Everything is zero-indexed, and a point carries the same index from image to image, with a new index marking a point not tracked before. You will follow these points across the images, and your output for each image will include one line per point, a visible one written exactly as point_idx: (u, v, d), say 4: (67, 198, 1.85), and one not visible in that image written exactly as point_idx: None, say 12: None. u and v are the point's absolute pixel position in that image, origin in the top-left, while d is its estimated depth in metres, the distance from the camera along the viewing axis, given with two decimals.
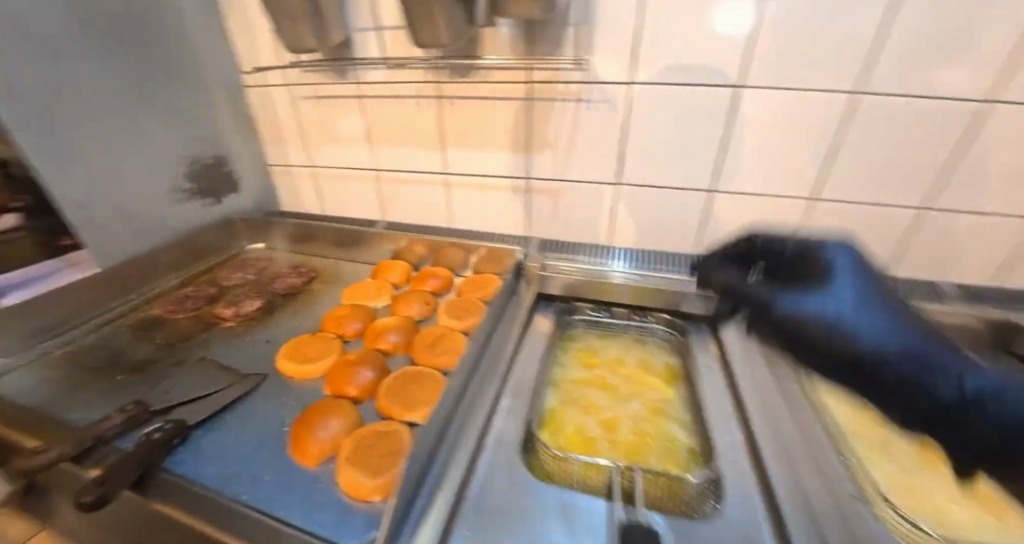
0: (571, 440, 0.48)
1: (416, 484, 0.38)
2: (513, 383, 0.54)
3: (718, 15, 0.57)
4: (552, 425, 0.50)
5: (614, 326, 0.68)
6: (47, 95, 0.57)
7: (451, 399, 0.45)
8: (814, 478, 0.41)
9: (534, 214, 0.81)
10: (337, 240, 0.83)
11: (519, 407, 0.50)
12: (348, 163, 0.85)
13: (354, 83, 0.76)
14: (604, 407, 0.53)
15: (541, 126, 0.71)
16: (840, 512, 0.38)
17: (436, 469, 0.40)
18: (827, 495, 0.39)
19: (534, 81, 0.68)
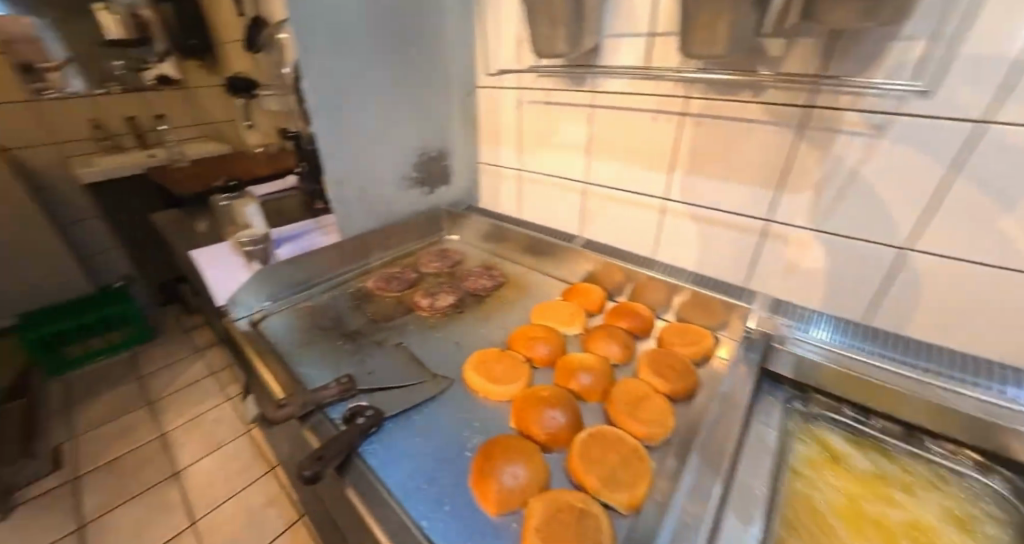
0: None
1: None
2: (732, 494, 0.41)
3: None
4: None
5: (893, 446, 0.48)
6: (335, 86, 0.68)
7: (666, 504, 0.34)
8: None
9: (766, 264, 0.64)
10: (529, 247, 0.81)
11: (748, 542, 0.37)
12: (557, 172, 0.82)
13: (589, 91, 0.71)
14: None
15: (819, 162, 0.54)
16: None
17: None
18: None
19: (814, 106, 0.52)
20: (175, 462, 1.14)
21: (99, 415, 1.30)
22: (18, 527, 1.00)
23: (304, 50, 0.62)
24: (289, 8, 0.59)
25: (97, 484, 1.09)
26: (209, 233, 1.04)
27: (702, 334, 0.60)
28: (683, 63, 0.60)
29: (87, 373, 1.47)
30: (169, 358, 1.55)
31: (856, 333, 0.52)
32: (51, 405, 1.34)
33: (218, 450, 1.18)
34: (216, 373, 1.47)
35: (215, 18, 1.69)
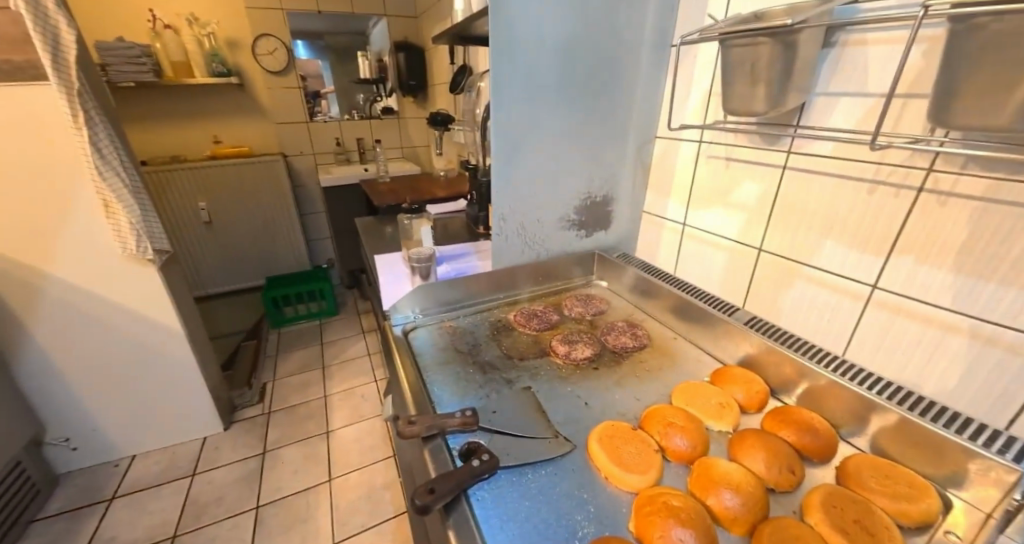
0: None
1: None
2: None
3: None
4: None
5: None
6: (515, 134, 0.73)
7: None
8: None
9: None
10: (678, 310, 0.74)
11: None
12: (727, 234, 0.73)
13: (784, 151, 0.61)
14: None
15: None
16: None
17: None
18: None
19: None
20: (331, 421, 1.39)
21: (294, 365, 1.68)
22: (232, 436, 1.35)
23: (494, 104, 0.69)
24: (490, 64, 0.67)
25: (281, 421, 1.40)
26: (393, 242, 1.25)
27: (913, 482, 0.43)
28: (933, 131, 0.46)
29: (294, 330, 1.92)
30: (346, 333, 1.91)
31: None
32: (269, 348, 1.78)
33: (362, 422, 1.38)
34: (372, 355, 1.74)
35: (432, 63, 2.05)
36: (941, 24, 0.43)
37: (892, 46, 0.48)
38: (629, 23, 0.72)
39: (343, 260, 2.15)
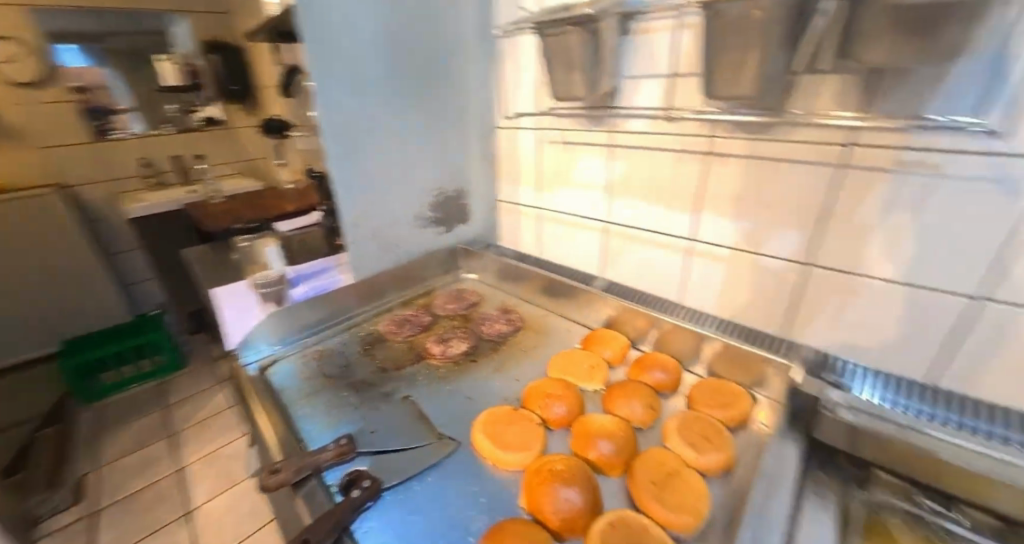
0: None
1: None
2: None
3: None
4: None
5: None
6: (353, 135, 0.68)
7: None
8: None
9: (807, 313, 0.58)
10: (546, 289, 0.77)
11: None
12: (576, 211, 0.80)
13: (608, 131, 0.69)
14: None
15: (863, 206, 0.49)
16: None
17: None
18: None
19: (857, 143, 0.47)
20: (188, 500, 1.13)
21: (123, 446, 1.32)
22: None
23: (320, 105, 0.63)
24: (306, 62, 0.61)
25: (111, 521, 1.08)
26: (234, 269, 1.06)
27: (737, 392, 0.53)
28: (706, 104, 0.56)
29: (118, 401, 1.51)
30: (195, 388, 1.58)
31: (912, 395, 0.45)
32: (80, 433, 1.37)
33: (230, 490, 1.15)
34: (234, 406, 1.47)
35: (258, 66, 1.81)
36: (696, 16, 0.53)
37: (669, 35, 0.57)
38: (451, 23, 0.74)
39: (177, 303, 1.77)
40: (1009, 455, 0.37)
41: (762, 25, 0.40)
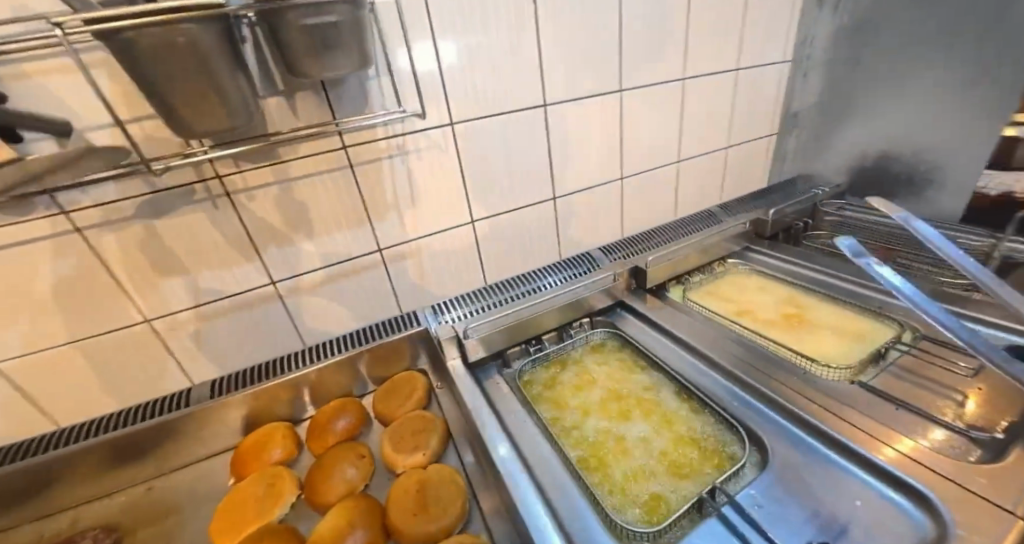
0: (617, 457, 0.48)
1: None
2: (537, 462, 0.47)
3: (497, 30, 0.64)
4: (591, 457, 0.49)
5: (562, 349, 0.65)
6: None
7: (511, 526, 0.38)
8: (783, 381, 0.53)
9: (404, 284, 0.73)
10: (128, 454, 0.51)
11: (552, 469, 0.46)
12: (89, 331, 0.54)
13: (57, 214, 0.47)
14: (623, 419, 0.54)
15: (379, 189, 0.65)
16: (833, 405, 0.49)
17: None
18: (811, 393, 0.51)
19: (349, 145, 0.60)
20: None
21: None
22: None
23: None
24: None
25: None
26: None
27: (409, 379, 0.58)
28: (190, 144, 0.50)
29: None
30: None
31: (482, 298, 0.70)
32: None
33: None
34: None
35: None
36: (97, 49, 0.43)
37: (70, 75, 0.43)
38: None
39: None
40: (538, 297, 0.66)
41: (196, 54, 0.39)
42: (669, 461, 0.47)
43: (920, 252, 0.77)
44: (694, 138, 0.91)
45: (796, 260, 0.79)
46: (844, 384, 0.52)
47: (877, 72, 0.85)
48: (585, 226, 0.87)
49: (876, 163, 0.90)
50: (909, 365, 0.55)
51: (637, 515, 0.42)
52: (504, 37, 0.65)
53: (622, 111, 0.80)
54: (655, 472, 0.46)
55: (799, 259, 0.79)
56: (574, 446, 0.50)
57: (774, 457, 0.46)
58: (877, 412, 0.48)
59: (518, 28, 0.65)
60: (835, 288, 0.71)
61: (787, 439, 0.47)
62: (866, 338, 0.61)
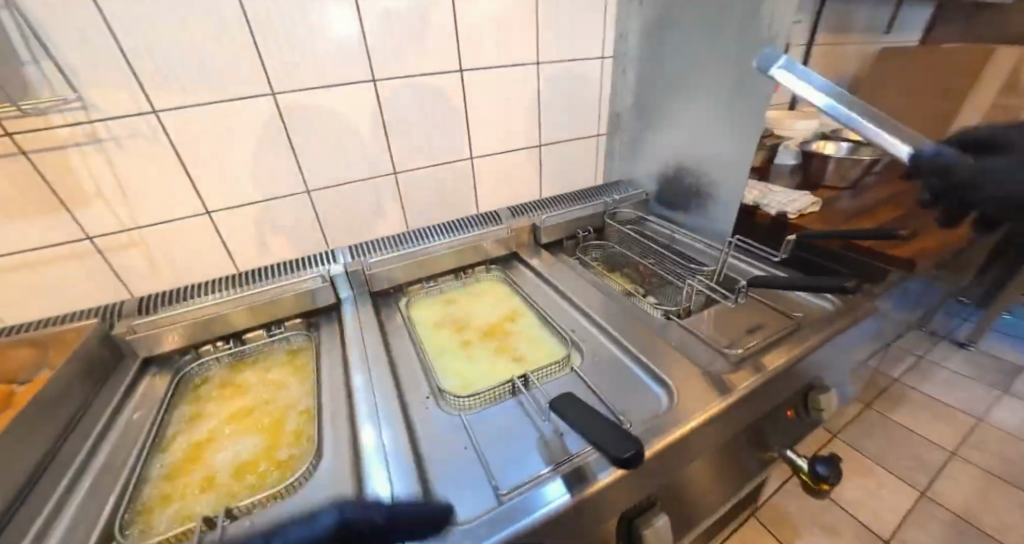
0: (185, 480, 0.47)
1: None
2: (90, 487, 0.45)
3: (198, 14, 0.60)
4: (166, 476, 0.48)
5: (258, 348, 0.66)
6: None
7: None
8: (393, 405, 0.50)
9: (132, 271, 0.71)
10: None
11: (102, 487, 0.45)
12: None
13: None
14: (236, 442, 0.52)
15: (69, 177, 0.62)
16: (406, 437, 0.45)
17: None
18: (405, 422, 0.48)
19: (16, 131, 0.57)
20: None
21: None
22: None
23: None
24: None
25: None
26: None
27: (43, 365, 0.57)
28: None
29: None
30: None
31: (188, 294, 0.68)
32: None
33: None
34: None
35: None
36: None
37: None
38: None
39: None
40: (232, 295, 0.65)
41: None
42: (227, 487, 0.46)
43: (667, 271, 0.74)
44: (486, 135, 0.89)
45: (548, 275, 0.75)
46: (450, 418, 0.48)
47: (671, 77, 0.81)
48: (362, 220, 0.86)
49: (674, 173, 0.86)
50: (536, 399, 0.50)
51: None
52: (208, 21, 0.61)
53: (383, 102, 0.77)
54: (202, 498, 0.45)
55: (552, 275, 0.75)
56: (157, 472, 0.48)
57: (309, 489, 0.43)
58: (448, 451, 0.44)
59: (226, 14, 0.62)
60: (556, 304, 0.68)
61: (340, 472, 0.43)
62: (533, 360, 0.58)
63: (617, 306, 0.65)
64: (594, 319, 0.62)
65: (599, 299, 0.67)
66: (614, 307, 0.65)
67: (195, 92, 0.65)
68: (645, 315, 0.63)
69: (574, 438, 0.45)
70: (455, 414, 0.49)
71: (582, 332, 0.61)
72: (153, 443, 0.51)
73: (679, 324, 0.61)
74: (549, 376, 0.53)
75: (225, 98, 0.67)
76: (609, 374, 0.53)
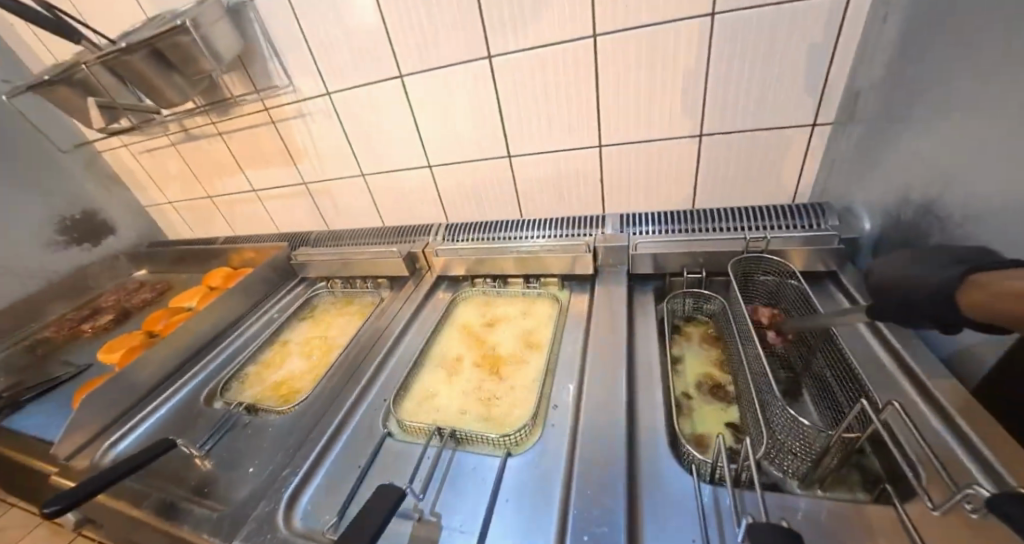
0: (262, 377, 0.68)
1: (117, 411, 0.63)
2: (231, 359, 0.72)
3: (351, 8, 0.67)
4: (261, 366, 0.71)
5: (356, 293, 0.82)
6: None
7: (170, 359, 0.70)
8: (352, 394, 0.55)
9: (324, 210, 0.96)
10: (193, 257, 1.06)
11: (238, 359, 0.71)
12: (191, 195, 1.07)
13: (164, 135, 0.97)
14: (296, 362, 0.70)
15: (292, 139, 0.87)
16: (337, 431, 0.51)
17: (155, 393, 0.67)
18: (352, 414, 0.53)
19: (269, 107, 0.84)
20: None
21: None
22: None
23: None
24: None
25: None
26: None
27: None
28: (194, 103, 0.87)
29: None
30: None
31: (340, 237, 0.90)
32: None
33: None
34: None
35: None
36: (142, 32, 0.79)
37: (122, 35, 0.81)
38: None
39: None
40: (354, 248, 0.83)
41: (134, 69, 0.72)
42: (271, 395, 0.64)
43: (762, 386, 0.44)
44: (620, 118, 0.68)
45: (597, 316, 0.59)
46: (377, 431, 0.50)
47: (965, 23, 0.40)
48: (472, 194, 0.83)
49: (914, 218, 0.48)
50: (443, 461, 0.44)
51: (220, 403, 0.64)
52: (352, 12, 0.67)
53: (501, 80, 0.69)
54: (260, 395, 0.65)
55: (603, 318, 0.58)
56: (260, 363, 0.71)
57: (284, 422, 0.56)
58: (348, 459, 0.48)
59: (365, 3, 0.66)
60: (573, 359, 0.54)
61: (300, 423, 0.55)
62: (495, 415, 0.50)
63: (634, 401, 0.46)
64: (585, 400, 0.47)
65: (623, 372, 0.49)
66: (625, 399, 0.46)
67: (352, 76, 0.74)
68: (654, 438, 0.42)
69: (427, 532, 0.38)
70: (383, 428, 0.50)
71: (560, 412, 0.47)
72: (273, 341, 0.75)
73: (688, 484, 0.38)
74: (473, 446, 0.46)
75: (368, 80, 0.74)
76: (530, 486, 0.41)
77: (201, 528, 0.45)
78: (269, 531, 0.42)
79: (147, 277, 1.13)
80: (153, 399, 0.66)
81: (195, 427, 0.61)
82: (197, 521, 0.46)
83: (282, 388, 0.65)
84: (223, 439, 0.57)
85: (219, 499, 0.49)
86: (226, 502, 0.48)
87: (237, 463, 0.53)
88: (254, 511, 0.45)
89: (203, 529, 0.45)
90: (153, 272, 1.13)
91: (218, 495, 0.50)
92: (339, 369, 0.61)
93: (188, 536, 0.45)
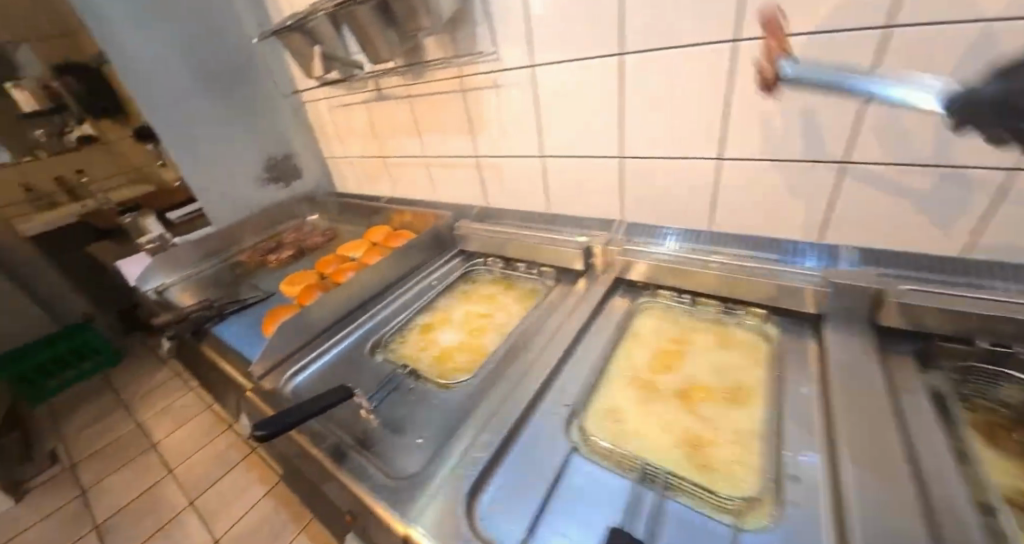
0: (424, 341, 0.68)
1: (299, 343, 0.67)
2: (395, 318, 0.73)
3: None
4: (421, 331, 0.70)
5: (514, 275, 0.79)
6: (179, 126, 1.00)
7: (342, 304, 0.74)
8: (526, 395, 0.50)
9: (488, 187, 0.96)
10: (360, 212, 1.14)
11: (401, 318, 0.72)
12: (367, 153, 1.14)
13: (359, 93, 1.03)
14: (455, 335, 0.68)
15: (478, 110, 0.86)
16: (512, 432, 0.46)
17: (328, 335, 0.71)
18: (529, 421, 0.48)
19: (466, 76, 0.84)
20: (153, 436, 1.48)
21: (90, 419, 1.60)
22: (35, 502, 1.33)
23: (157, 119, 0.97)
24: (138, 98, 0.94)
25: (93, 466, 1.42)
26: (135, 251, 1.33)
27: None
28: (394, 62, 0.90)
29: (71, 396, 1.73)
30: (142, 370, 1.82)
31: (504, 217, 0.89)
32: (48, 423, 1.62)
33: (184, 425, 1.50)
34: (179, 375, 1.76)
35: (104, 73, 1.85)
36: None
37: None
38: (225, 24, 1.02)
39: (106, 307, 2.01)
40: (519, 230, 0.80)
41: (361, 22, 0.76)
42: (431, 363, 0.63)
43: None
44: (885, 132, 0.50)
45: (841, 374, 0.46)
46: (559, 452, 0.44)
47: None
48: (664, 197, 0.73)
49: None
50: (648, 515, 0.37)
51: (384, 359, 0.65)
52: None
53: (741, 69, 0.56)
54: (421, 360, 0.64)
55: (852, 378, 0.45)
56: (420, 326, 0.72)
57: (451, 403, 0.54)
58: (528, 474, 0.43)
59: None
60: (809, 427, 0.43)
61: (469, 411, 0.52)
62: (703, 467, 0.41)
63: (935, 515, 0.33)
64: (849, 492, 0.35)
65: (905, 462, 0.36)
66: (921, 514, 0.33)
67: (565, 49, 0.70)
68: None
69: None
70: (566, 451, 0.44)
71: (805, 497, 0.37)
72: (432, 306, 0.75)
73: None
74: (686, 502, 0.38)
75: (579, 57, 0.69)
76: None
77: (369, 491, 0.43)
78: (445, 526, 0.38)
79: (317, 222, 1.24)
80: (327, 340, 0.70)
81: (361, 378, 0.62)
82: (366, 478, 0.45)
83: (443, 356, 0.64)
84: (390, 399, 0.57)
85: (384, 463, 0.47)
86: (393, 470, 0.46)
87: (403, 430, 0.52)
88: (425, 495, 0.42)
89: (373, 492, 0.43)
90: (323, 219, 1.24)
91: (383, 459, 0.48)
92: (509, 362, 0.57)
93: (357, 493, 0.44)
